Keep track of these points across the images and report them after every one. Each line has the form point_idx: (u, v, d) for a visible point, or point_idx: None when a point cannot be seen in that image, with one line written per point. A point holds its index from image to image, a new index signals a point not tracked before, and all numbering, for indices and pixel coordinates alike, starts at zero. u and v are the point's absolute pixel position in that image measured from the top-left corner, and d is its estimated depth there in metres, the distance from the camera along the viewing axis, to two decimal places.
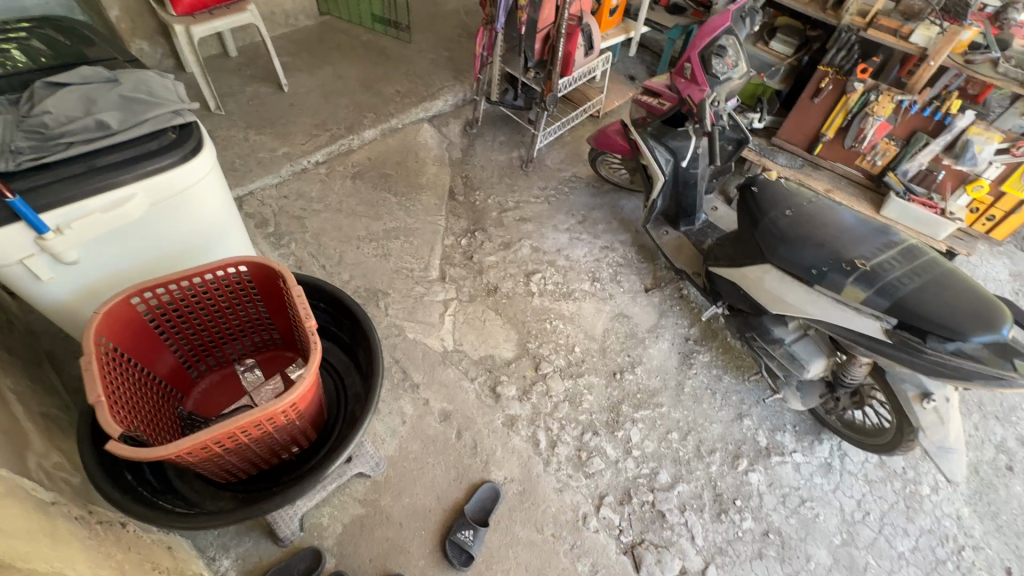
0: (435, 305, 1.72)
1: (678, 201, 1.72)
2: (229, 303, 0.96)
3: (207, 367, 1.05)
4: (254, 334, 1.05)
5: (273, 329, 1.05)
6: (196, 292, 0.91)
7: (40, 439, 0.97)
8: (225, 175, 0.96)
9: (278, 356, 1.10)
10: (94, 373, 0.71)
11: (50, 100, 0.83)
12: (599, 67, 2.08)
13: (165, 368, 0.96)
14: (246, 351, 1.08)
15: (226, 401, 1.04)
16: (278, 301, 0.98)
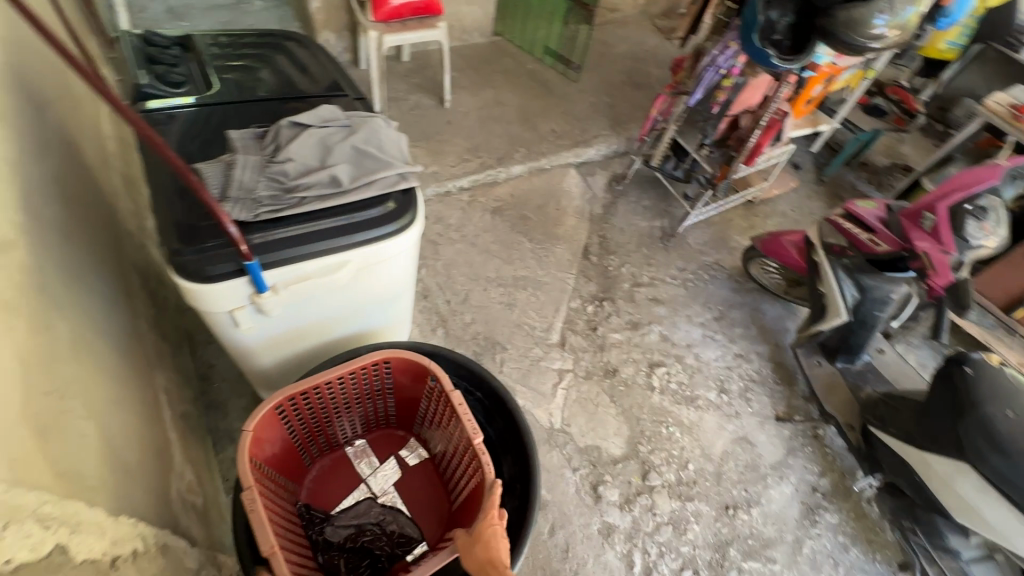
0: (550, 372, 1.63)
1: (845, 337, 1.52)
2: (359, 389, 1.01)
3: (319, 451, 1.10)
4: (367, 415, 1.11)
5: (387, 410, 1.12)
6: (337, 382, 0.95)
7: (179, 454, 0.96)
8: (419, 247, 0.90)
9: (387, 435, 1.17)
10: (262, 516, 0.73)
11: (292, 142, 0.80)
12: (777, 157, 1.88)
13: (281, 464, 0.99)
14: (354, 431, 1.13)
15: (337, 487, 1.09)
16: (411, 386, 1.03)
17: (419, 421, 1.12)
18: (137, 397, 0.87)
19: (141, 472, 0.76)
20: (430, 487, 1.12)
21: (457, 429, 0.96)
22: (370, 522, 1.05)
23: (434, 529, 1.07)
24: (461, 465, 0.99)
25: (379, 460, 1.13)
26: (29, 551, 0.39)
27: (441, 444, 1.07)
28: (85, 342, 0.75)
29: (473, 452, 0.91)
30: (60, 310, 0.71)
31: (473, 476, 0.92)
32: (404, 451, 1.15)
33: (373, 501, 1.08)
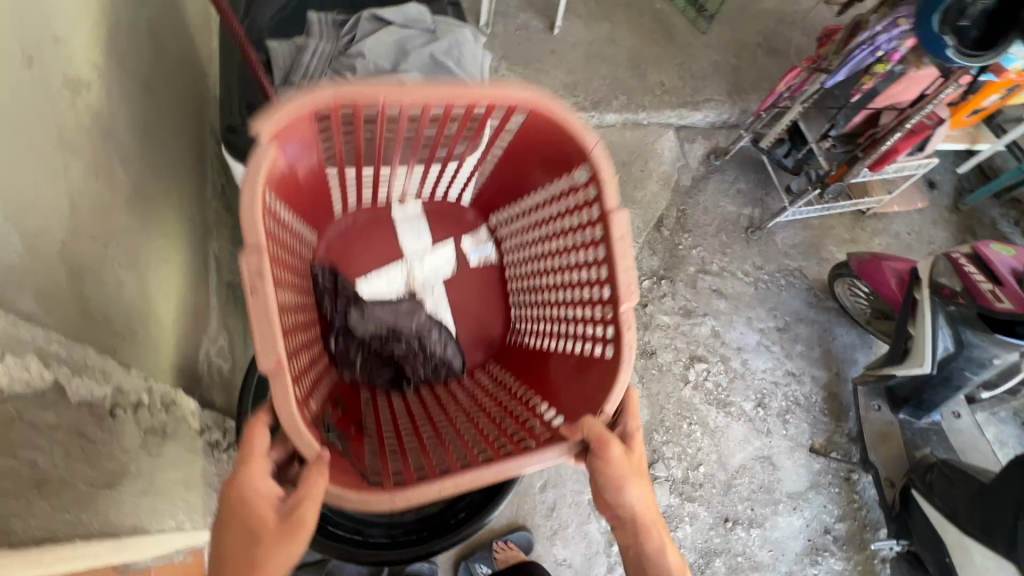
0: None
1: (920, 390, 1.35)
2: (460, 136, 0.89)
3: (357, 204, 1.06)
4: (430, 184, 1.07)
5: (472, 176, 1.06)
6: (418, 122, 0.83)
7: (216, 319, 1.02)
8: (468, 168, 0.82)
9: (441, 211, 1.12)
10: (267, 306, 0.58)
11: (368, 38, 0.75)
12: (911, 169, 1.63)
13: (308, 195, 0.90)
14: (419, 180, 1.06)
15: (369, 254, 1.07)
16: (531, 160, 0.92)
17: (509, 215, 1.06)
18: (185, 260, 0.91)
19: (172, 330, 0.81)
20: (486, 284, 1.12)
21: (578, 265, 0.86)
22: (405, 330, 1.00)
23: (476, 342, 1.09)
24: (556, 302, 0.94)
25: (434, 239, 1.10)
26: (25, 384, 0.41)
27: (531, 254, 1.01)
28: (144, 198, 0.78)
29: (600, 313, 0.81)
30: (124, 160, 0.74)
31: (579, 338, 0.86)
32: (469, 238, 1.12)
33: (423, 310, 1.03)
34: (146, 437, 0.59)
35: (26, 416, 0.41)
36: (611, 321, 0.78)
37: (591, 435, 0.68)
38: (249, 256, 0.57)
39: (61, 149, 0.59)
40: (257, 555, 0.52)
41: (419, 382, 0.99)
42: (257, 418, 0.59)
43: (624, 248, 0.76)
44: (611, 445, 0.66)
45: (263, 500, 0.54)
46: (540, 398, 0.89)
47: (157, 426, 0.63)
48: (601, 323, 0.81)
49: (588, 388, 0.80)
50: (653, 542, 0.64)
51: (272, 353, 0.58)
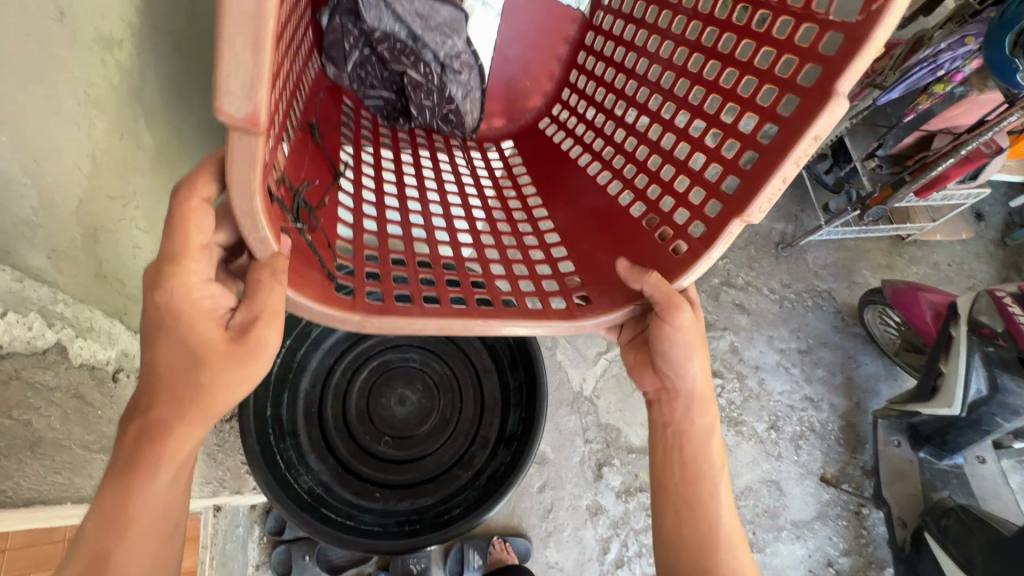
0: (598, 340, 1.53)
1: (945, 430, 1.29)
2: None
3: None
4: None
5: None
6: None
7: None
8: None
9: None
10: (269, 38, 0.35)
11: None
12: (960, 198, 1.55)
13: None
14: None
15: None
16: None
17: (664, 16, 0.82)
18: None
19: None
20: (541, 37, 1.05)
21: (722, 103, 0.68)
22: (428, 51, 0.90)
23: (502, 111, 1.06)
24: (648, 129, 0.79)
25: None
26: None
27: (662, 65, 0.80)
28: (167, 161, 0.78)
29: (712, 178, 0.65)
30: (149, 121, 0.73)
31: (649, 186, 0.75)
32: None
33: (460, 37, 0.93)
34: None
35: None
36: (718, 187, 0.63)
37: (660, 294, 0.62)
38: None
39: (87, 106, 0.59)
40: (203, 372, 0.47)
41: (421, 120, 0.93)
42: (184, 202, 0.45)
43: (804, 152, 0.54)
44: (679, 316, 0.61)
45: (205, 316, 0.47)
46: (558, 224, 0.82)
47: None
48: (698, 183, 0.67)
49: (638, 242, 0.71)
50: (698, 421, 0.68)
51: (249, 107, 0.37)
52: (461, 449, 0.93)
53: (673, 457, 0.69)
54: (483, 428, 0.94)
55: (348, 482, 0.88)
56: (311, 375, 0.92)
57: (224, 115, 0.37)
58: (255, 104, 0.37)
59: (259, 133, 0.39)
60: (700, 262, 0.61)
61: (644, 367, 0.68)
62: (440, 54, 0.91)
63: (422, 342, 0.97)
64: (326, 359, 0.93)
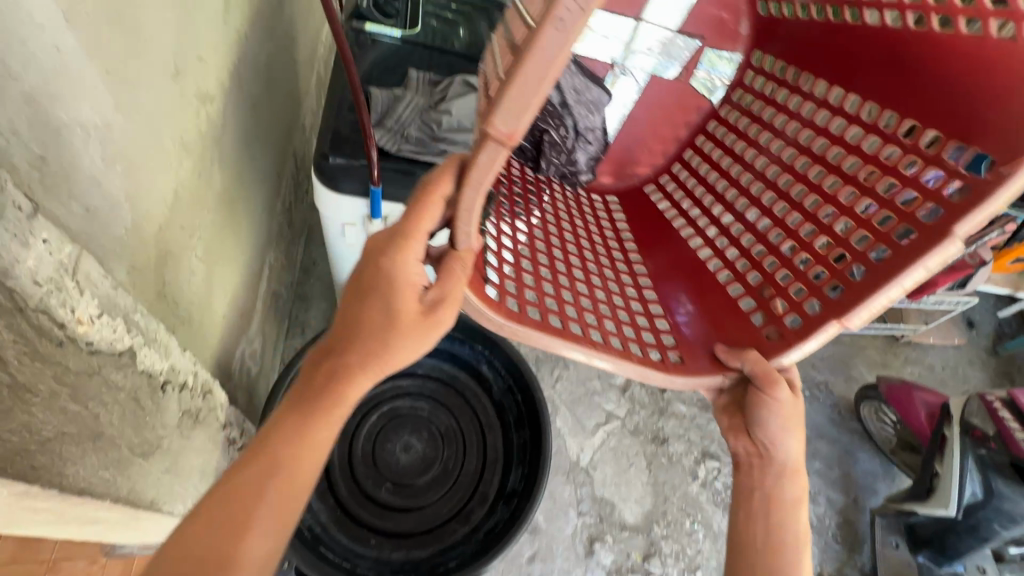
0: (599, 410, 1.55)
1: (942, 534, 1.28)
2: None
3: None
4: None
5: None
6: None
7: (257, 322, 1.07)
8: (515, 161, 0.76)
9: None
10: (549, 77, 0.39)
11: (457, 98, 0.83)
12: (949, 304, 1.63)
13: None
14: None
15: None
16: (951, 103, 0.64)
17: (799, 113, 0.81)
18: (246, 261, 0.98)
19: (220, 323, 0.86)
20: (661, 112, 0.98)
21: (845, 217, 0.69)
22: (570, 117, 0.94)
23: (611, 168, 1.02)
24: (755, 218, 0.80)
25: (684, 27, 0.89)
26: (109, 343, 0.45)
27: (789, 160, 0.79)
28: (228, 200, 0.86)
29: (815, 278, 0.68)
30: (221, 164, 0.82)
31: (754, 270, 0.77)
32: (711, 53, 0.92)
33: (599, 116, 0.96)
34: (183, 419, 0.62)
35: (103, 371, 0.45)
36: (821, 287, 0.66)
37: (757, 369, 0.67)
38: (530, 61, 0.38)
39: (179, 147, 0.67)
40: (392, 335, 0.55)
41: (545, 172, 0.96)
42: (430, 197, 0.52)
43: (910, 281, 0.56)
44: (778, 394, 0.65)
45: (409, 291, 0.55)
46: (654, 278, 0.86)
47: (194, 410, 0.65)
48: (800, 280, 0.70)
49: (733, 319, 0.75)
50: (785, 495, 0.69)
51: (514, 127, 0.42)
52: (460, 503, 0.94)
53: (757, 524, 0.67)
54: (483, 484, 0.95)
55: (347, 525, 0.89)
56: None
57: (491, 126, 0.42)
58: (519, 125, 0.42)
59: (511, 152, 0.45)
60: (795, 350, 0.66)
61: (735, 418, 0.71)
62: (579, 124, 0.95)
63: (431, 390, 1.01)
64: None
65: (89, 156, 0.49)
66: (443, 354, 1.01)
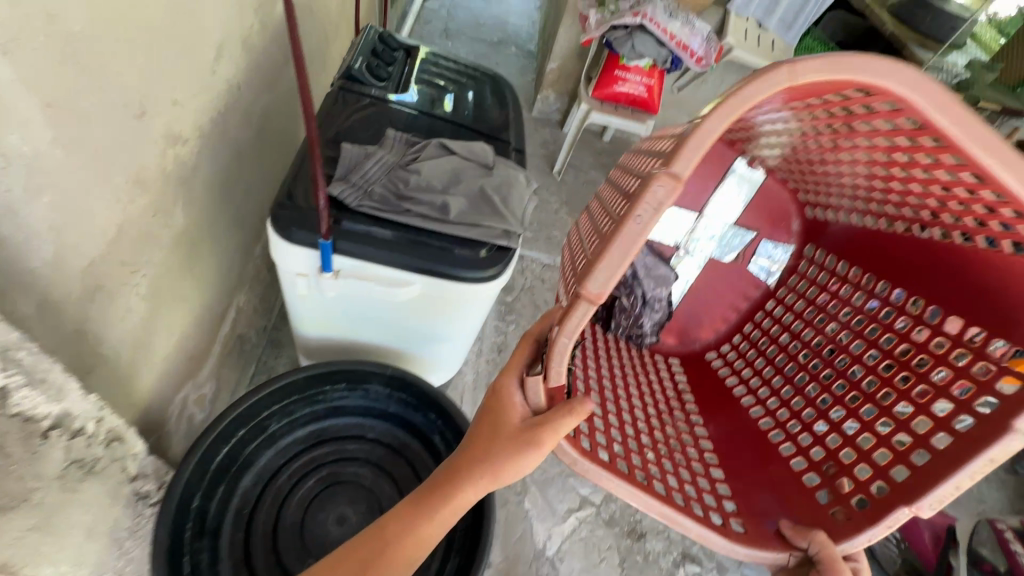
0: (572, 494, 1.44)
1: None
2: (946, 219, 0.66)
3: None
4: (797, 164, 0.84)
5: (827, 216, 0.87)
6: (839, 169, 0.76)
7: (211, 365, 1.03)
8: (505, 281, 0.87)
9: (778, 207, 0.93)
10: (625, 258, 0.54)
11: (430, 160, 0.84)
12: None
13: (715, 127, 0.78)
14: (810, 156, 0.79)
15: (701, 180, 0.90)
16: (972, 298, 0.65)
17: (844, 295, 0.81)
18: (205, 304, 0.96)
19: (157, 365, 0.82)
20: (716, 293, 0.97)
21: (914, 409, 0.65)
22: (641, 289, 0.92)
23: (671, 331, 0.99)
24: (810, 390, 0.77)
25: (739, 220, 0.93)
26: None
27: (841, 345, 0.77)
28: (189, 240, 0.85)
29: (880, 457, 0.64)
30: (186, 204, 0.82)
31: (814, 445, 0.72)
32: (763, 242, 0.93)
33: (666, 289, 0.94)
34: (69, 469, 0.56)
35: None
36: (888, 470, 0.62)
37: (820, 551, 0.60)
38: (615, 245, 0.54)
39: (132, 183, 0.67)
40: (493, 446, 0.60)
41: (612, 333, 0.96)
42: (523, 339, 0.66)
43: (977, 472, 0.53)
44: None
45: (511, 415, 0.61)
46: (717, 445, 0.80)
47: (88, 460, 0.59)
48: (868, 461, 0.65)
49: (787, 488, 0.70)
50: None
51: (601, 288, 0.55)
52: None
53: None
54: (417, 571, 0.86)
55: None
56: (255, 473, 0.88)
57: (583, 286, 0.56)
58: (605, 286, 0.55)
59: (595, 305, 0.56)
60: (859, 535, 0.59)
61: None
62: (647, 295, 0.93)
63: (379, 457, 0.96)
64: (276, 458, 0.91)
65: (3, 183, 0.48)
66: (397, 419, 0.97)
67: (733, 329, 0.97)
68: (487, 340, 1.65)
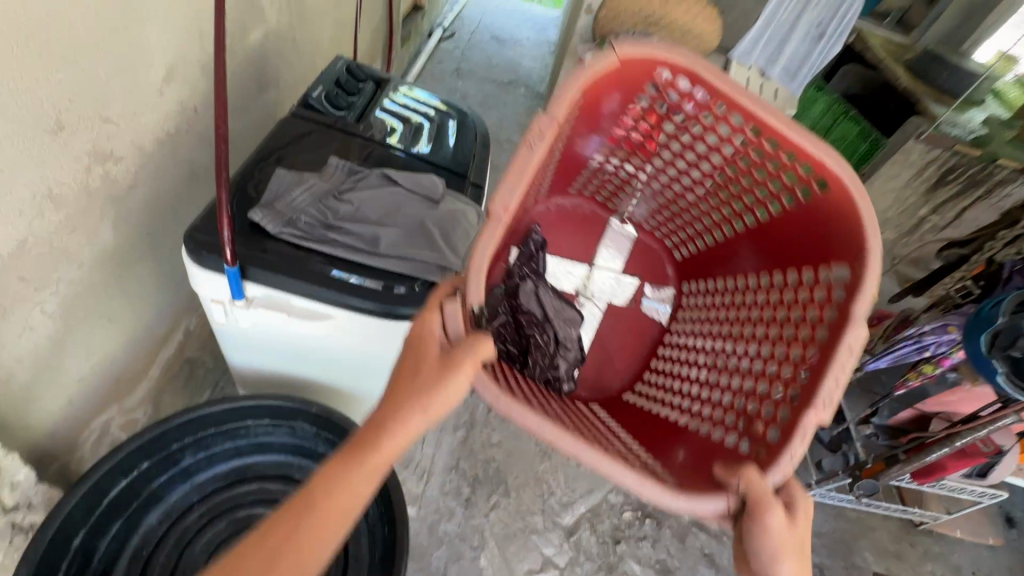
0: (533, 554, 1.36)
1: None
2: (757, 198, 0.76)
3: None
4: (660, 213, 0.91)
5: (693, 250, 0.91)
6: (672, 186, 0.86)
7: (147, 389, 0.99)
8: None
9: (649, 254, 0.96)
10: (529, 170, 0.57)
11: (367, 190, 0.80)
12: (978, 495, 1.37)
13: (561, 170, 0.88)
14: (650, 183, 0.88)
15: (574, 236, 0.95)
16: (798, 251, 0.71)
17: (722, 291, 0.85)
18: (142, 326, 0.93)
19: (70, 386, 0.79)
20: (628, 327, 0.94)
21: (785, 352, 0.67)
22: (554, 330, 0.84)
23: (585, 381, 0.88)
24: (710, 379, 0.76)
25: (624, 267, 0.95)
26: None
27: (730, 336, 0.78)
28: (121, 260, 0.83)
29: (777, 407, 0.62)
30: (119, 224, 0.80)
31: (716, 425, 0.69)
32: (649, 286, 0.95)
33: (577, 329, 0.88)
34: None
35: None
36: (782, 410, 0.61)
37: (753, 493, 0.52)
38: (512, 171, 0.56)
39: (43, 199, 0.65)
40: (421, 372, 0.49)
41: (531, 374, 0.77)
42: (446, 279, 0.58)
43: (845, 363, 0.55)
44: (773, 517, 0.50)
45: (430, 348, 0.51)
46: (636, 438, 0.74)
47: None
48: (769, 406, 0.63)
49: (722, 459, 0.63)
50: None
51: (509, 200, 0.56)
52: None
53: None
54: None
55: None
56: (164, 510, 0.83)
57: (492, 206, 0.55)
58: (512, 198, 0.56)
59: (499, 225, 0.56)
60: (781, 461, 0.54)
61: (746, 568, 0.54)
62: (560, 334, 0.84)
63: None
64: (190, 495, 0.86)
65: None
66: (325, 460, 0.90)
67: (646, 364, 0.90)
68: None
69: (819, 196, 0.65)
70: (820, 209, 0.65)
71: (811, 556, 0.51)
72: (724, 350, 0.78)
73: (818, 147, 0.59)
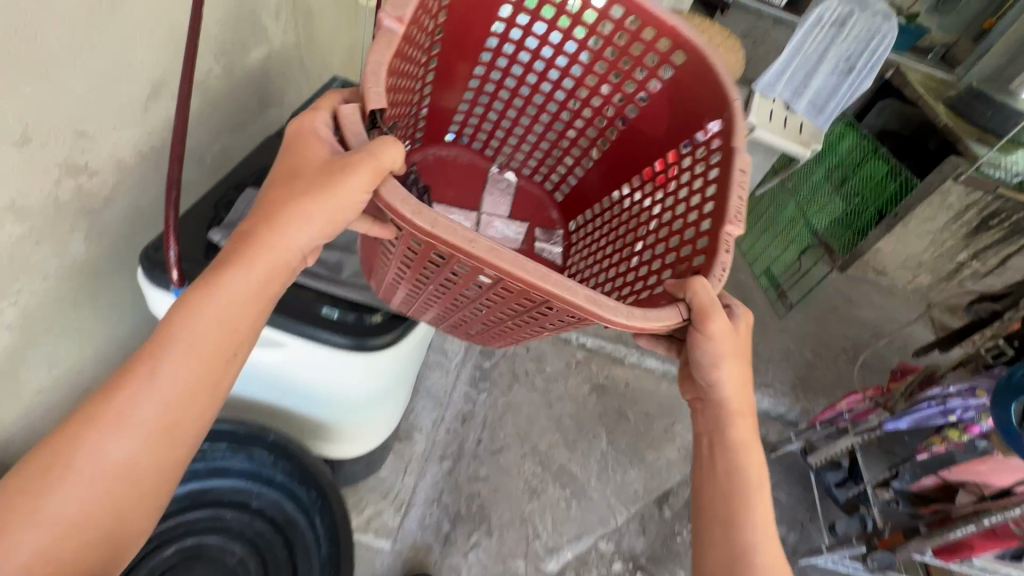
0: None
1: None
2: (622, 98, 0.95)
3: None
4: (536, 149, 1.10)
5: (571, 178, 1.10)
6: (552, 117, 1.03)
7: None
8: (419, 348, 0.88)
9: (536, 202, 1.15)
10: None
11: None
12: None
13: (434, 118, 1.03)
14: (524, 124, 1.07)
15: (464, 187, 1.09)
16: (669, 132, 0.90)
17: (614, 201, 1.02)
18: (116, 338, 0.92)
19: (25, 397, 0.78)
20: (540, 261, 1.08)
21: (682, 208, 0.83)
22: None
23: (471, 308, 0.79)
24: (630, 267, 0.89)
25: (513, 212, 1.11)
26: None
27: (636, 227, 0.93)
28: (93, 272, 0.83)
29: (695, 244, 0.76)
30: (92, 236, 0.80)
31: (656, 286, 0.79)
32: (540, 228, 1.12)
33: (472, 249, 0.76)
34: None
35: None
36: (698, 245, 0.75)
37: (703, 303, 0.64)
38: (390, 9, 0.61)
39: (2, 212, 0.65)
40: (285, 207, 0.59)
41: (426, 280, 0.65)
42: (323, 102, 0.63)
43: (739, 179, 0.71)
44: (717, 321, 0.63)
45: (319, 149, 0.59)
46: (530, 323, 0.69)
47: None
48: (686, 251, 0.77)
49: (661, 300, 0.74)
50: (732, 436, 0.72)
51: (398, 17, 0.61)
52: None
53: (716, 468, 0.71)
54: None
55: None
56: None
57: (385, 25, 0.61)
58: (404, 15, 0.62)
59: (398, 33, 0.61)
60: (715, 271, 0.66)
61: (683, 376, 0.77)
62: None
63: (255, 533, 0.85)
64: None
65: None
66: (283, 491, 0.86)
67: None
68: (451, 407, 1.56)
69: (676, 71, 0.86)
70: (675, 84, 0.87)
71: (745, 355, 0.69)
72: (630, 241, 0.93)
73: (670, 19, 0.80)
